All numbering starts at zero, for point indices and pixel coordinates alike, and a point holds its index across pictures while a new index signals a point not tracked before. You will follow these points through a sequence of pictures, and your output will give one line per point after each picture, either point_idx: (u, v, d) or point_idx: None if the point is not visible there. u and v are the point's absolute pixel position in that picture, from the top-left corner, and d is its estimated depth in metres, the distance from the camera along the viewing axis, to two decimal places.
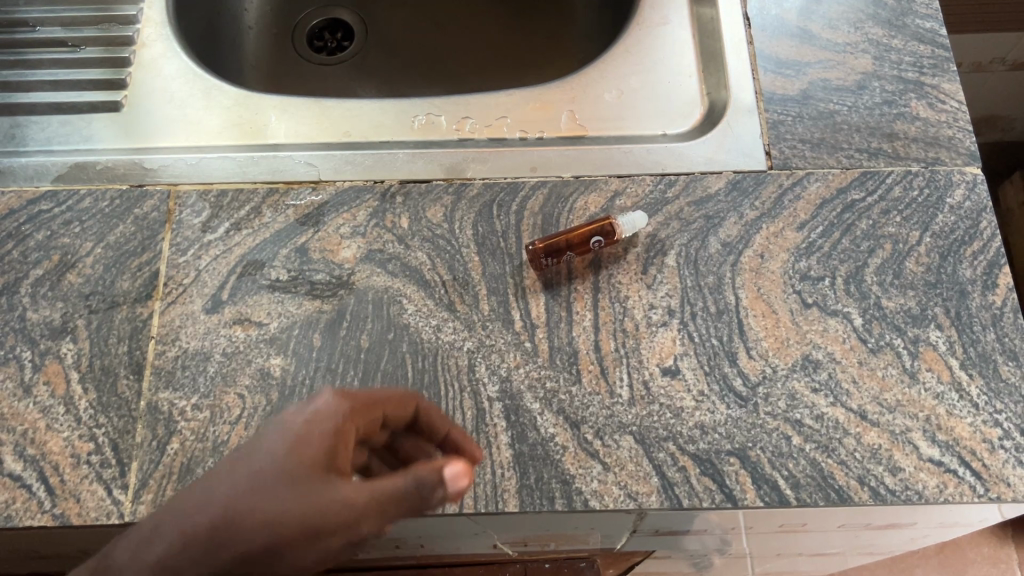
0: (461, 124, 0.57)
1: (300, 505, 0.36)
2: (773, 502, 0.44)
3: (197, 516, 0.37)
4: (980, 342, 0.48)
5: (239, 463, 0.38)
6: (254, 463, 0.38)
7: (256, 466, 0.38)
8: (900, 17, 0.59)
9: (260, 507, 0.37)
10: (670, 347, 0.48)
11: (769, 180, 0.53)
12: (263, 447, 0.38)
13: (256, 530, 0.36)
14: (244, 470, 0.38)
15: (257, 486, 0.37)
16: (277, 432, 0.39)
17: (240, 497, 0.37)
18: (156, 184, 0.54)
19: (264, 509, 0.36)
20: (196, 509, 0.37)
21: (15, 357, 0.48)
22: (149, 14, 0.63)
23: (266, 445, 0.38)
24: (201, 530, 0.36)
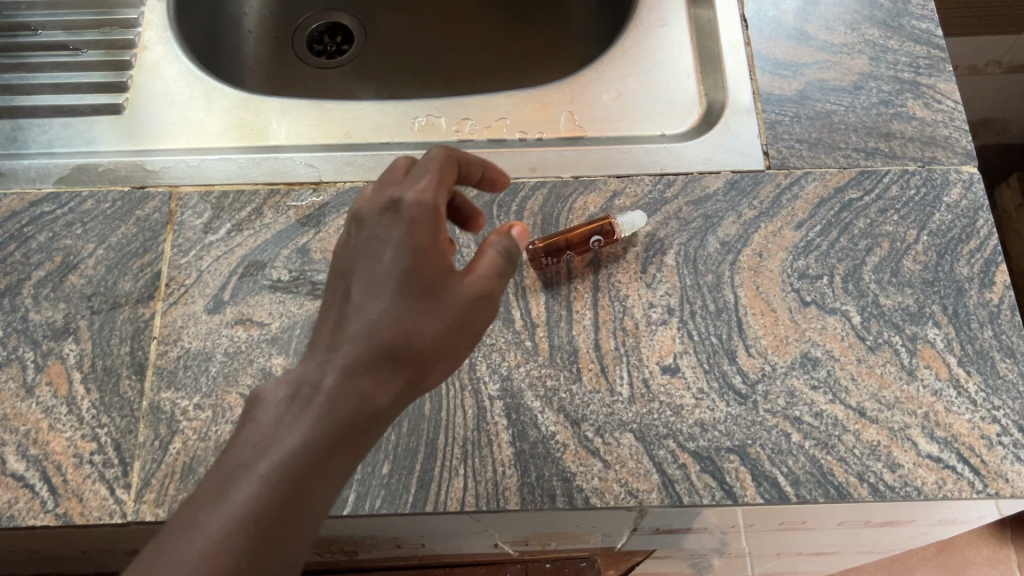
0: (460, 125, 0.57)
1: (443, 316, 0.36)
2: (773, 498, 0.45)
3: (344, 358, 0.34)
4: (977, 339, 0.48)
5: (358, 303, 0.36)
6: (382, 291, 0.36)
7: (392, 271, 0.36)
8: (896, 18, 0.59)
9: (415, 328, 0.35)
10: (669, 345, 0.48)
11: (767, 180, 0.53)
12: (381, 272, 0.37)
13: (413, 351, 0.35)
14: (379, 295, 0.36)
15: (404, 263, 0.37)
16: (387, 256, 0.37)
17: (388, 330, 0.35)
18: (158, 185, 0.54)
19: (413, 327, 0.35)
20: (340, 352, 0.35)
21: (18, 358, 0.48)
22: (150, 18, 0.63)
23: (384, 257, 0.37)
24: (358, 367, 0.34)
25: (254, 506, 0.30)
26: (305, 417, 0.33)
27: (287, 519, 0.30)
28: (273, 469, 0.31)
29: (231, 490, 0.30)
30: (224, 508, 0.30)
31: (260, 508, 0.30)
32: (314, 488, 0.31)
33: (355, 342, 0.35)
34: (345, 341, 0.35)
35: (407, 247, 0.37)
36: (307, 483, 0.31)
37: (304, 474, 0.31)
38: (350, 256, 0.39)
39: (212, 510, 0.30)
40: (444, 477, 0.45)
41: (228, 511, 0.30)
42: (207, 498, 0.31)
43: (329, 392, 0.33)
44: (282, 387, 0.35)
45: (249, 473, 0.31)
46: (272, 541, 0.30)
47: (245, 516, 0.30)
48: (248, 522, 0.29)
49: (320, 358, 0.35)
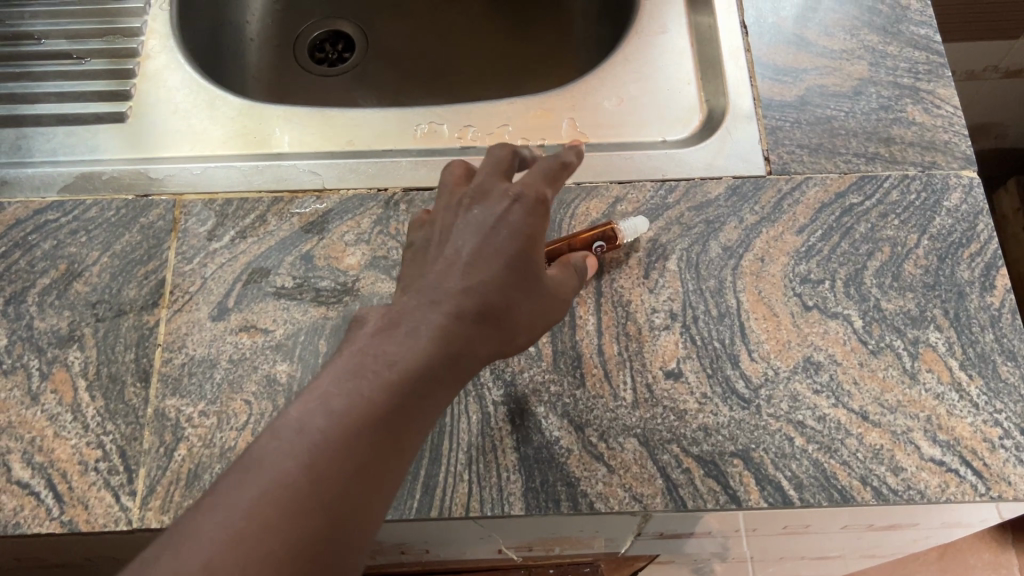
0: (463, 132, 0.58)
1: (531, 303, 0.40)
2: (777, 502, 0.45)
3: (461, 306, 0.37)
4: (978, 343, 0.48)
5: (470, 261, 0.39)
6: (499, 258, 0.39)
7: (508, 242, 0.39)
8: (895, 24, 0.59)
9: (514, 305, 0.39)
10: (672, 350, 0.49)
11: (768, 185, 0.54)
12: (500, 240, 0.39)
13: (507, 326, 0.39)
14: (495, 262, 0.39)
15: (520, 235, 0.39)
16: (507, 226, 0.39)
17: (499, 298, 0.38)
18: (162, 193, 0.54)
19: (514, 302, 0.39)
20: (458, 300, 0.37)
21: (23, 366, 0.48)
22: (153, 26, 0.63)
23: (503, 230, 0.39)
24: (470, 319, 0.37)
25: (381, 416, 0.32)
26: (423, 346, 0.35)
27: (402, 438, 0.33)
28: (396, 387, 0.34)
29: (361, 393, 0.33)
30: (356, 406, 0.32)
31: (385, 419, 0.32)
32: (420, 417, 0.34)
33: (471, 296, 0.38)
34: (460, 293, 0.38)
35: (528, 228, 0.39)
36: (417, 413, 0.34)
37: (417, 402, 0.34)
38: (462, 220, 0.41)
39: (346, 404, 0.32)
40: (448, 482, 0.46)
41: (361, 413, 0.32)
42: (337, 394, 0.33)
43: (445, 332, 0.36)
44: (392, 315, 0.37)
45: (375, 383, 0.33)
46: (392, 452, 0.32)
47: (372, 420, 0.32)
48: (375, 428, 0.32)
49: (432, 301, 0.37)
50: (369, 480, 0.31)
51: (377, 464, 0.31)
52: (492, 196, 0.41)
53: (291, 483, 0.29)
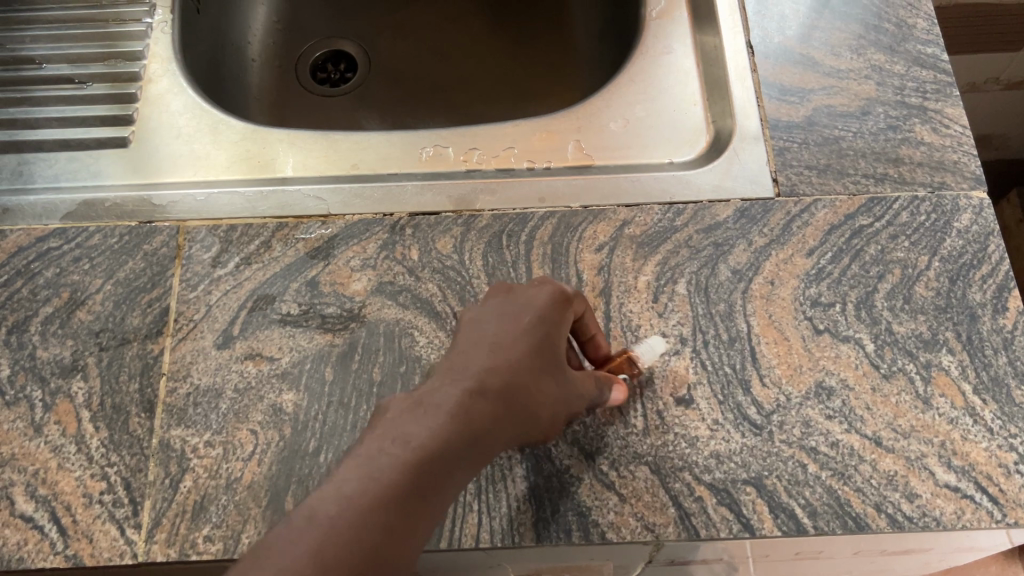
0: (468, 156, 0.57)
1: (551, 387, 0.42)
2: (792, 530, 0.44)
3: (492, 391, 0.39)
4: (992, 366, 0.48)
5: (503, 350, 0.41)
6: (528, 350, 0.41)
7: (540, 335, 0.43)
8: (901, 43, 0.59)
9: (534, 386, 0.41)
10: (683, 375, 0.48)
11: (777, 207, 0.53)
12: (521, 325, 0.42)
13: (524, 416, 0.41)
14: (520, 343, 0.41)
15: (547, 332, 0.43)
16: (530, 318, 0.43)
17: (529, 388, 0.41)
18: (166, 219, 0.54)
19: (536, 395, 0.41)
20: (490, 383, 0.39)
21: (26, 397, 0.48)
22: (155, 50, 0.63)
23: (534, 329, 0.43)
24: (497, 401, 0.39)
25: (412, 493, 0.34)
26: (452, 425, 0.36)
27: (427, 514, 0.34)
28: (427, 465, 0.35)
29: (392, 468, 0.34)
30: (388, 483, 0.33)
31: (415, 495, 0.34)
32: (444, 494, 0.35)
33: (499, 381, 0.39)
34: (492, 377, 0.39)
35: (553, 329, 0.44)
36: (443, 492, 0.35)
37: (443, 480, 0.35)
38: (487, 309, 0.44)
39: (379, 479, 0.33)
40: (458, 512, 0.45)
41: (393, 489, 0.33)
42: (370, 472, 0.33)
43: (476, 414, 0.37)
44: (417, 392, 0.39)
45: (408, 461, 0.34)
46: (418, 529, 0.34)
47: (402, 497, 0.33)
48: (404, 504, 0.33)
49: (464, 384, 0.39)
50: (394, 537, 0.32)
51: (402, 527, 0.33)
52: (516, 294, 0.45)
53: (334, 553, 0.30)
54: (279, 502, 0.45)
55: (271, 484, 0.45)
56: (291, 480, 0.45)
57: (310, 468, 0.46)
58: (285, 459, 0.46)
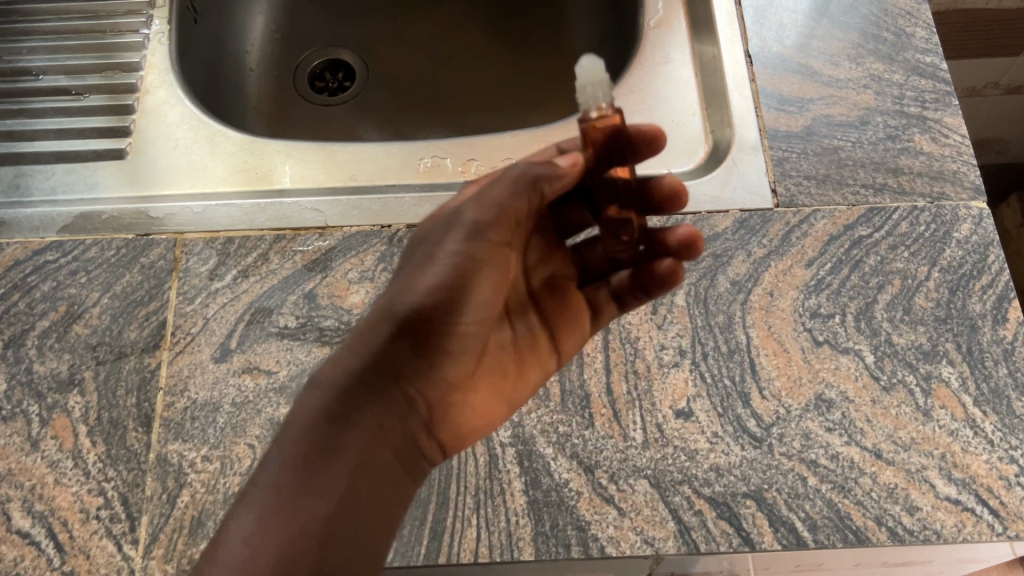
0: (466, 167, 0.57)
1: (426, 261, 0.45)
2: (791, 544, 0.44)
3: (378, 325, 0.44)
4: (992, 377, 0.48)
5: (410, 274, 0.45)
6: (452, 259, 0.44)
7: (455, 231, 0.45)
8: (900, 52, 0.59)
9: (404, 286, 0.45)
10: (682, 388, 0.48)
11: (776, 218, 0.53)
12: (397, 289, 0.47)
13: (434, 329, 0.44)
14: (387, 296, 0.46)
15: (467, 218, 0.45)
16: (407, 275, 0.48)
17: (440, 294, 0.44)
18: (163, 232, 0.54)
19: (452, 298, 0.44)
20: (384, 317, 0.44)
21: (23, 412, 0.48)
22: (152, 61, 0.63)
23: (453, 239, 0.45)
24: (388, 331, 0.44)
25: (307, 449, 0.39)
26: (339, 376, 0.43)
27: (338, 463, 0.39)
28: (326, 416, 0.41)
29: (307, 421, 0.41)
30: (290, 452, 0.40)
31: (308, 452, 0.39)
32: (349, 438, 0.41)
33: (397, 309, 0.44)
34: (385, 312, 0.44)
35: (498, 214, 0.45)
36: (347, 438, 0.41)
37: (342, 424, 0.41)
38: None
39: (281, 453, 0.40)
40: (457, 527, 0.45)
41: (295, 457, 0.39)
42: (280, 443, 0.40)
43: (359, 357, 0.43)
44: None
45: (316, 418, 0.41)
46: (325, 479, 0.39)
47: (299, 459, 0.39)
48: (304, 461, 0.39)
49: (363, 330, 0.44)
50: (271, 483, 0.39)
51: (276, 474, 0.39)
52: None
53: (230, 530, 0.37)
54: None
55: None
56: None
57: None
58: None
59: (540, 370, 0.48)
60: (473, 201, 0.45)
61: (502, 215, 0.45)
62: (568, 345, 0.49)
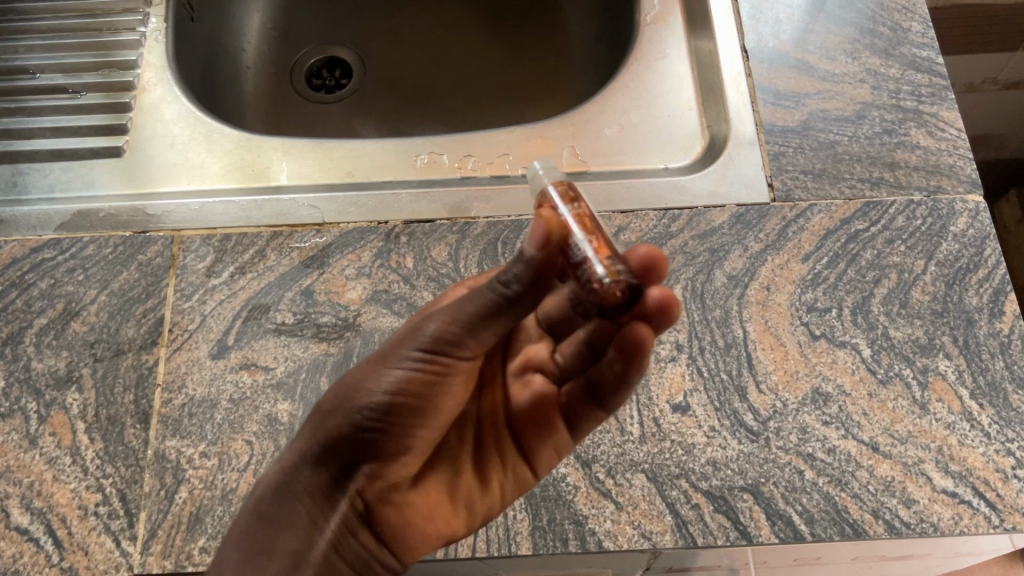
0: (462, 163, 0.57)
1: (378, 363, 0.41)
2: (788, 537, 0.44)
3: (317, 428, 0.41)
4: (989, 371, 0.48)
5: (345, 381, 0.41)
6: (386, 388, 0.40)
7: (385, 356, 0.40)
8: (896, 46, 0.59)
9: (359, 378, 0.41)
10: (679, 382, 0.48)
11: (772, 213, 0.53)
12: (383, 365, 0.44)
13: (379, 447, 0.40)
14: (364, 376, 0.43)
15: (405, 345, 0.40)
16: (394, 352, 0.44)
17: (369, 426, 0.40)
18: (160, 229, 0.54)
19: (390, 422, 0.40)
20: (321, 423, 0.41)
21: (21, 409, 0.48)
22: (149, 58, 0.63)
23: (391, 368, 0.40)
24: (322, 443, 0.41)
25: (248, 533, 0.41)
26: (284, 471, 0.41)
27: (270, 556, 0.40)
28: (268, 505, 0.41)
29: (252, 509, 0.41)
30: (236, 530, 0.41)
31: (248, 536, 0.41)
32: (285, 532, 0.40)
33: (332, 420, 0.41)
34: (323, 420, 0.41)
35: (433, 346, 0.39)
36: (284, 531, 0.40)
37: (281, 517, 0.41)
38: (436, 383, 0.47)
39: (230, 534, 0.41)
40: None
41: (236, 539, 0.41)
42: (239, 518, 0.42)
43: (301, 457, 0.41)
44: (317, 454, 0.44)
45: (258, 506, 0.41)
46: (255, 570, 0.39)
47: (243, 536, 0.41)
48: (243, 544, 0.40)
49: (307, 430, 0.42)
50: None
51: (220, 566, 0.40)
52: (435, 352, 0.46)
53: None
54: None
55: None
56: None
57: None
58: None
59: (514, 486, 0.45)
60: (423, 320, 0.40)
61: (440, 352, 0.39)
62: (542, 461, 0.45)
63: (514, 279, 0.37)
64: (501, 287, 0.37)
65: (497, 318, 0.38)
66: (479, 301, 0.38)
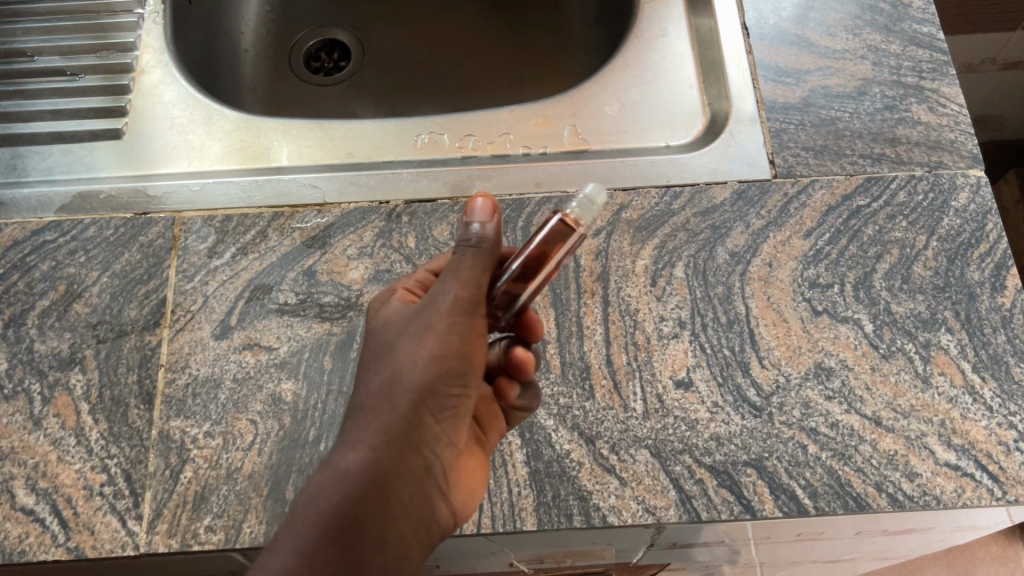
0: (463, 142, 0.57)
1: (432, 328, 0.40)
2: (793, 511, 0.44)
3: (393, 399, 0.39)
4: (990, 344, 0.48)
5: (400, 358, 0.40)
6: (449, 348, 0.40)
7: (434, 324, 0.40)
8: (897, 22, 0.59)
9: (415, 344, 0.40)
10: (682, 359, 0.48)
11: (774, 189, 0.53)
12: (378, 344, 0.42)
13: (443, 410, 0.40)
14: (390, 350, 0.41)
15: (443, 310, 0.40)
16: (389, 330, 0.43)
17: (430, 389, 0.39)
18: (161, 210, 0.54)
19: (448, 383, 0.40)
20: (393, 399, 0.39)
21: (25, 391, 0.48)
22: (147, 41, 0.63)
23: (437, 330, 0.40)
24: (401, 415, 0.39)
25: (335, 515, 0.37)
26: (361, 453, 0.38)
27: (360, 543, 0.37)
28: (360, 490, 0.38)
29: (335, 492, 0.37)
30: (313, 514, 0.37)
31: (336, 520, 0.37)
32: (375, 512, 0.38)
33: (401, 392, 0.39)
34: (391, 394, 0.39)
35: (462, 301, 0.40)
36: (370, 508, 0.38)
37: (370, 497, 0.38)
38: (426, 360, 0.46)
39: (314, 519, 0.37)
40: None
41: (318, 518, 0.37)
42: (309, 511, 0.37)
43: (376, 436, 0.39)
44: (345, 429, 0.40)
45: (333, 492, 0.37)
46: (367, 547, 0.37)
47: (327, 518, 0.37)
48: (331, 531, 0.36)
49: (374, 413, 0.39)
50: None
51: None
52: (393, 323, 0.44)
53: None
54: (279, 491, 0.45)
55: (271, 474, 0.45)
56: (291, 469, 0.45)
57: (310, 456, 0.46)
58: (284, 449, 0.46)
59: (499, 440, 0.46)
60: (443, 286, 0.40)
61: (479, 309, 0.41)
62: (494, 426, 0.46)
63: (479, 236, 0.41)
64: (470, 244, 0.41)
65: (480, 270, 0.41)
66: (471, 262, 0.40)
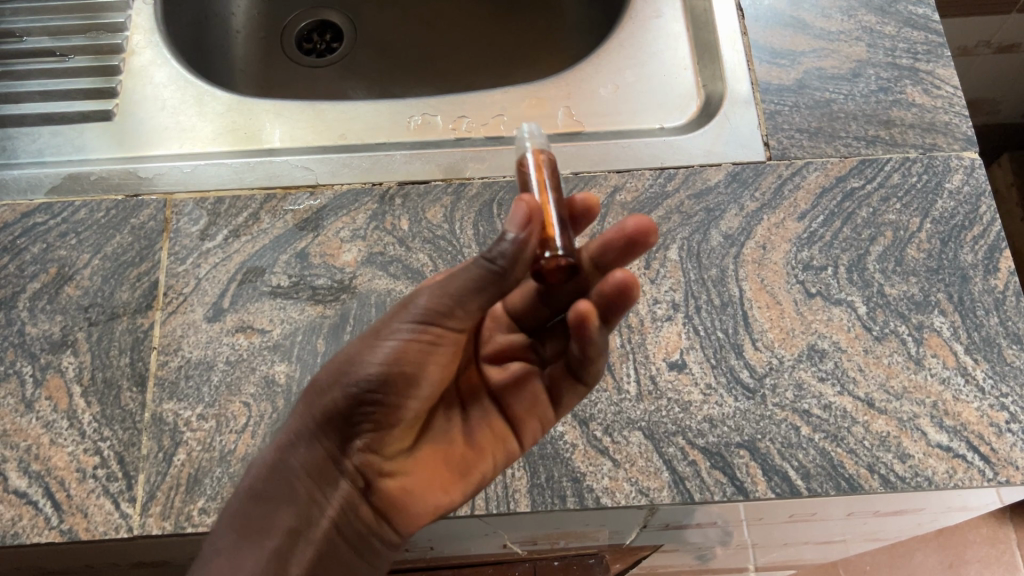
0: (456, 124, 0.57)
1: (371, 342, 0.41)
2: (785, 492, 0.44)
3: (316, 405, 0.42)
4: (983, 327, 0.48)
5: (333, 364, 0.42)
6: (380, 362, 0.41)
7: (377, 335, 0.41)
8: (891, 4, 0.59)
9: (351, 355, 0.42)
10: (676, 340, 0.48)
11: (768, 171, 0.53)
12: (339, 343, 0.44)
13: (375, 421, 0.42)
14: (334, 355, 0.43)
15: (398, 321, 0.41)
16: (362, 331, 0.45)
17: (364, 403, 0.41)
18: (152, 192, 0.53)
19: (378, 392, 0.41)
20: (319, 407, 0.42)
21: (16, 372, 0.48)
22: (137, 22, 0.62)
23: (387, 341, 0.41)
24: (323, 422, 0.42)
25: (248, 514, 0.42)
26: (283, 454, 0.42)
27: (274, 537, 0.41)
28: (278, 490, 0.42)
29: (253, 492, 0.42)
30: (229, 511, 0.42)
31: (249, 520, 0.41)
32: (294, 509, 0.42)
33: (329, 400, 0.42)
34: (320, 401, 0.42)
35: (426, 323, 0.41)
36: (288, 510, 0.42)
37: (286, 496, 0.42)
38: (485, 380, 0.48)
39: (229, 512, 0.42)
40: None
41: (236, 515, 0.41)
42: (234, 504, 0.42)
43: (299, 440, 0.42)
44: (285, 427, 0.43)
45: (250, 487, 0.42)
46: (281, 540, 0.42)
47: (246, 513, 0.42)
48: (250, 530, 0.41)
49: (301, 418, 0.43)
50: None
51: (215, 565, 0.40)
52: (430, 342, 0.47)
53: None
54: None
55: None
56: None
57: None
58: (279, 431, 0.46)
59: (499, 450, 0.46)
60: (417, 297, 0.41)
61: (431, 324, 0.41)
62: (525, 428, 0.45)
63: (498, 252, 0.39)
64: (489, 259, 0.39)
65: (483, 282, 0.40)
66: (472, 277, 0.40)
